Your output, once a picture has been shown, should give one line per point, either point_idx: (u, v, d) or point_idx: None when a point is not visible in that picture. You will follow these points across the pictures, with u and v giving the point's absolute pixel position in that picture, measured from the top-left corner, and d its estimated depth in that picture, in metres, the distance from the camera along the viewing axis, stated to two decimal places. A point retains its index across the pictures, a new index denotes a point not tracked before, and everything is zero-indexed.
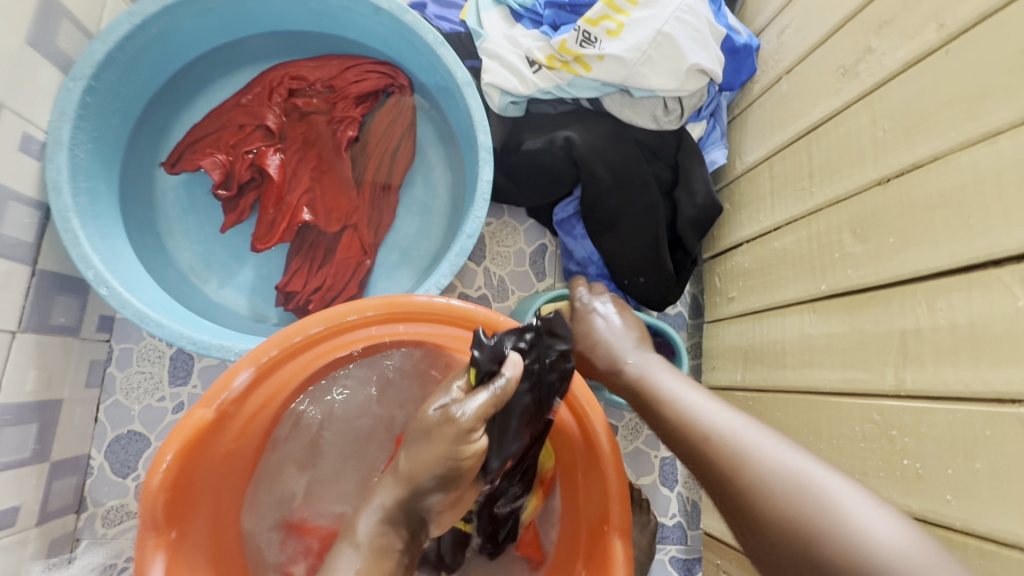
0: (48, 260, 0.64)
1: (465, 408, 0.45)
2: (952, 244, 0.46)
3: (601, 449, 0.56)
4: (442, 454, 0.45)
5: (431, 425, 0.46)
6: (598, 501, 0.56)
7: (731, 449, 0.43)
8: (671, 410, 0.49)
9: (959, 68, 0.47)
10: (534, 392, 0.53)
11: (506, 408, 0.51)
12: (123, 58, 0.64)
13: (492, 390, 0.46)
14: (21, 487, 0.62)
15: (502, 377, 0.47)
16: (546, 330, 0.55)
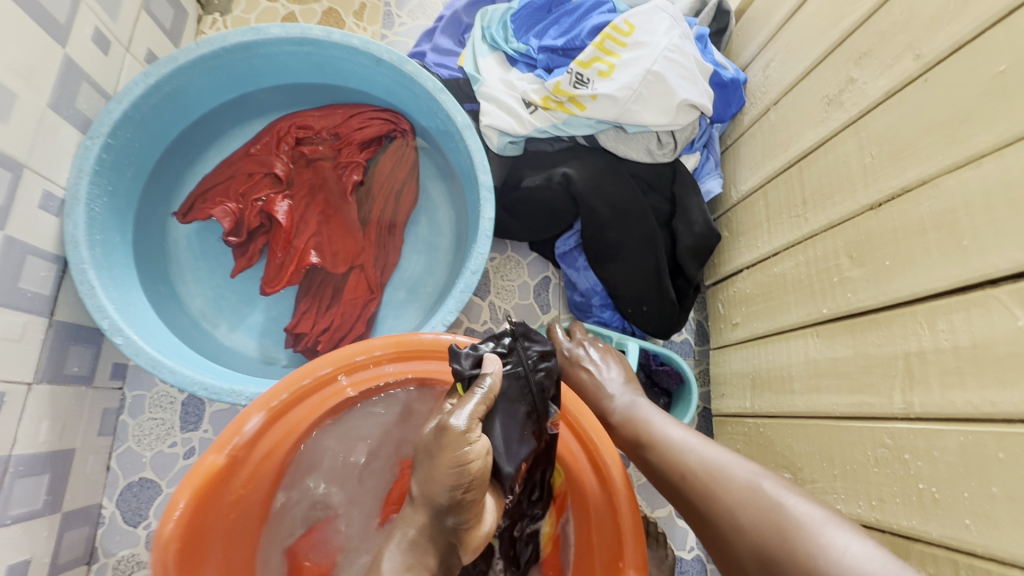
0: (64, 311, 0.65)
1: (460, 410, 0.46)
2: (949, 266, 0.47)
3: (613, 483, 0.56)
4: (446, 479, 0.42)
5: (430, 443, 0.45)
6: (611, 538, 0.55)
7: (705, 481, 0.49)
8: (655, 449, 0.55)
9: (938, 96, 0.49)
10: (526, 398, 0.54)
11: (497, 411, 0.52)
12: (138, 117, 0.68)
13: (479, 390, 0.49)
14: (32, 539, 0.62)
15: (485, 376, 0.50)
16: (522, 334, 0.58)
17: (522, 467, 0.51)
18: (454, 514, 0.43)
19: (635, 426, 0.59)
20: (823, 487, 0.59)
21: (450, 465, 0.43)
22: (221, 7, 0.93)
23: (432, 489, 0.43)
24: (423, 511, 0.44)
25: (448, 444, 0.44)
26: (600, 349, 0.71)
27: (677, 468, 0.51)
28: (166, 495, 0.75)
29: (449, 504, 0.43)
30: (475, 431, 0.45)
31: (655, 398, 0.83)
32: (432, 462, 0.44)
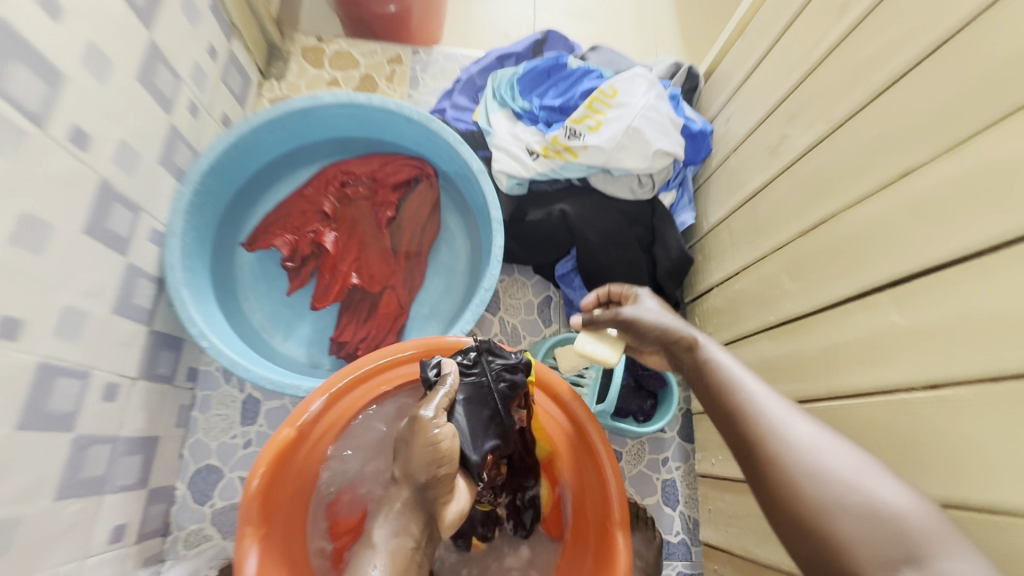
0: (159, 322, 0.81)
1: (428, 404, 0.63)
2: (851, 278, 0.61)
3: (601, 457, 0.70)
4: (422, 459, 0.59)
5: (408, 433, 0.62)
6: (601, 503, 0.69)
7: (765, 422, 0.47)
8: (716, 378, 0.53)
9: (840, 150, 0.65)
10: (488, 403, 0.67)
11: (460, 410, 0.66)
12: (218, 167, 0.85)
13: (442, 388, 0.65)
14: (128, 508, 0.76)
15: (447, 378, 0.66)
16: (488, 349, 0.71)
17: (486, 456, 0.66)
18: (431, 491, 0.59)
19: (697, 357, 0.57)
20: None
21: (423, 448, 0.59)
22: (278, 73, 1.12)
23: (411, 468, 0.60)
24: (407, 488, 0.60)
25: (418, 431, 0.61)
26: (656, 298, 0.67)
27: (732, 401, 0.50)
28: (227, 479, 0.88)
29: (427, 482, 0.59)
30: (442, 418, 0.61)
31: (643, 399, 0.96)
32: (411, 448, 0.60)
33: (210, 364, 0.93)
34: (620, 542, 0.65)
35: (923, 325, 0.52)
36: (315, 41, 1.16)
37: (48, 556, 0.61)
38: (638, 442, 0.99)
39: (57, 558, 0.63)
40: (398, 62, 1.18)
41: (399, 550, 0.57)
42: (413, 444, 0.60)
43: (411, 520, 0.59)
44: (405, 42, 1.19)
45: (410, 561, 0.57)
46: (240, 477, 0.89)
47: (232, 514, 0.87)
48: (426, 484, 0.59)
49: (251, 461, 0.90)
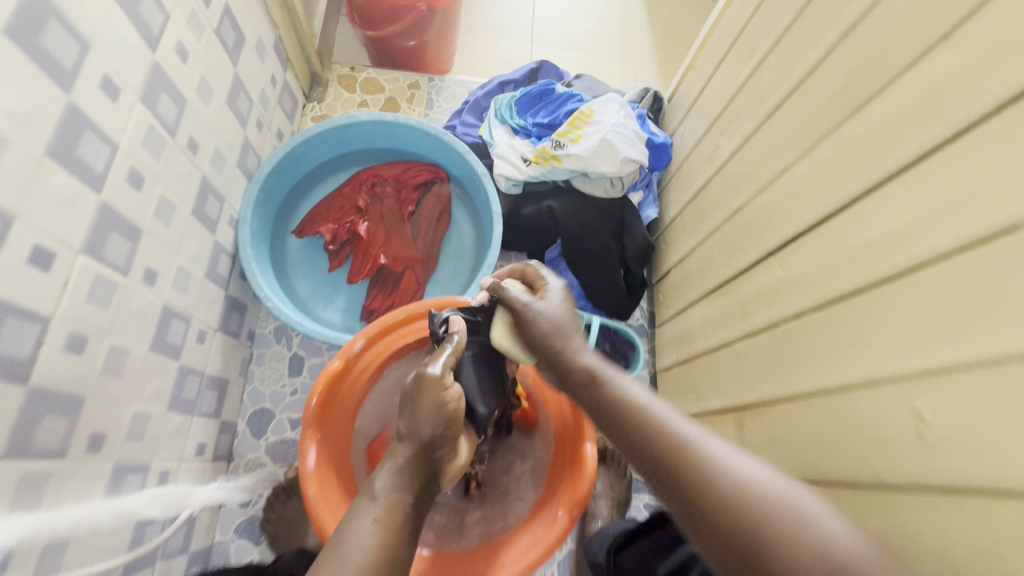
0: (231, 288, 1.03)
1: (434, 364, 0.70)
2: (754, 247, 0.83)
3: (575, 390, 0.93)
4: (428, 416, 0.63)
5: (412, 392, 0.66)
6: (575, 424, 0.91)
7: (694, 455, 0.47)
8: (630, 418, 0.54)
9: (749, 155, 0.87)
10: (490, 361, 0.83)
11: (467, 368, 0.80)
12: (278, 169, 1.08)
13: (450, 344, 0.75)
14: (208, 430, 0.97)
15: (455, 335, 0.77)
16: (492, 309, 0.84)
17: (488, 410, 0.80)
18: (434, 446, 0.63)
19: (606, 394, 0.58)
20: (710, 393, 0.93)
21: (432, 402, 0.65)
22: (318, 96, 1.37)
23: (418, 424, 0.63)
24: (408, 445, 0.62)
25: (428, 387, 0.66)
26: (559, 290, 0.72)
27: (660, 445, 0.50)
28: (279, 419, 1.10)
29: (431, 436, 0.63)
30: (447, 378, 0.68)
31: (616, 361, 1.16)
32: (416, 407, 0.64)
33: (265, 328, 1.15)
34: (590, 450, 0.86)
35: (793, 273, 0.73)
36: (348, 70, 1.41)
37: (162, 451, 0.82)
38: (612, 398, 1.17)
39: (166, 454, 0.83)
40: (416, 87, 1.42)
41: (398, 506, 0.56)
42: (423, 397, 0.65)
43: (414, 475, 0.60)
44: (422, 70, 1.44)
45: (408, 518, 0.56)
46: (288, 417, 1.10)
47: (282, 446, 1.08)
48: (431, 439, 0.63)
49: (298, 405, 1.11)
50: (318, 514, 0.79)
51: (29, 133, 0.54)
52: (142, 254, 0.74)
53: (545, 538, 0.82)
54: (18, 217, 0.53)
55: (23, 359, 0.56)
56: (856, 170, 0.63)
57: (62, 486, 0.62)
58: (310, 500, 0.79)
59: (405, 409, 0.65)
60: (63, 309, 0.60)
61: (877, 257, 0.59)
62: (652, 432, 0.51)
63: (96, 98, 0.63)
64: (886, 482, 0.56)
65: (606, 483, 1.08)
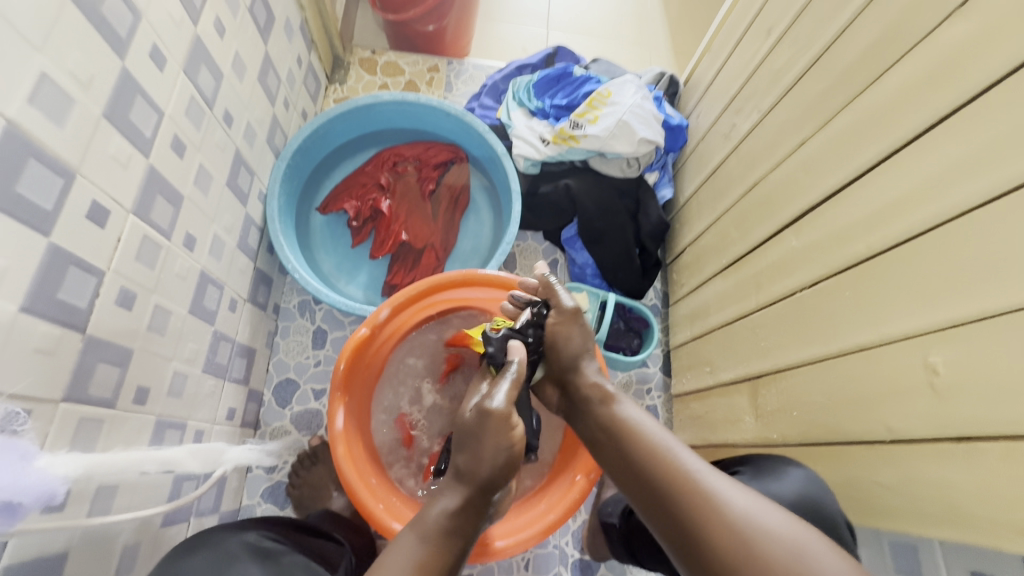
0: (259, 261, 1.06)
1: (497, 396, 0.65)
2: (769, 220, 0.85)
3: None
4: (491, 457, 0.62)
5: (477, 429, 0.63)
6: None
7: (704, 484, 0.52)
8: (637, 443, 0.60)
9: (765, 131, 0.89)
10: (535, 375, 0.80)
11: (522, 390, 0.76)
12: (304, 147, 1.11)
13: (508, 375, 0.69)
14: (237, 397, 1.00)
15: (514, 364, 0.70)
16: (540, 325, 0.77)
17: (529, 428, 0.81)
18: (492, 487, 0.62)
19: (621, 420, 0.65)
20: (724, 366, 0.95)
21: (496, 442, 0.62)
22: (340, 79, 1.40)
23: (478, 464, 0.62)
24: (465, 485, 0.61)
25: (492, 426, 0.63)
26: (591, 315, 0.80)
27: (671, 472, 0.55)
28: (303, 389, 1.13)
29: (490, 476, 0.61)
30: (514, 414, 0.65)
31: (631, 338, 1.19)
32: (478, 446, 0.62)
33: (289, 302, 1.18)
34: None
35: (807, 242, 0.75)
36: (369, 53, 1.43)
37: (197, 411, 0.86)
38: (625, 375, 1.18)
39: (201, 415, 0.87)
40: (435, 71, 1.45)
41: (441, 552, 0.57)
42: (485, 439, 0.62)
43: (468, 517, 0.60)
44: (441, 54, 1.46)
45: (453, 561, 0.57)
46: (312, 388, 1.13)
47: (306, 415, 1.12)
48: (490, 479, 0.61)
49: (321, 376, 1.15)
50: (357, 493, 0.82)
51: (89, 95, 0.58)
52: (182, 220, 0.77)
53: (563, 501, 0.86)
54: (79, 173, 0.57)
55: (82, 308, 0.59)
56: (871, 139, 0.66)
57: (113, 432, 0.66)
58: (357, 497, 0.82)
59: (467, 444, 0.63)
60: (115, 265, 0.64)
61: (890, 221, 0.61)
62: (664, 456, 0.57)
63: (145, 66, 0.66)
64: (897, 435, 0.58)
65: None
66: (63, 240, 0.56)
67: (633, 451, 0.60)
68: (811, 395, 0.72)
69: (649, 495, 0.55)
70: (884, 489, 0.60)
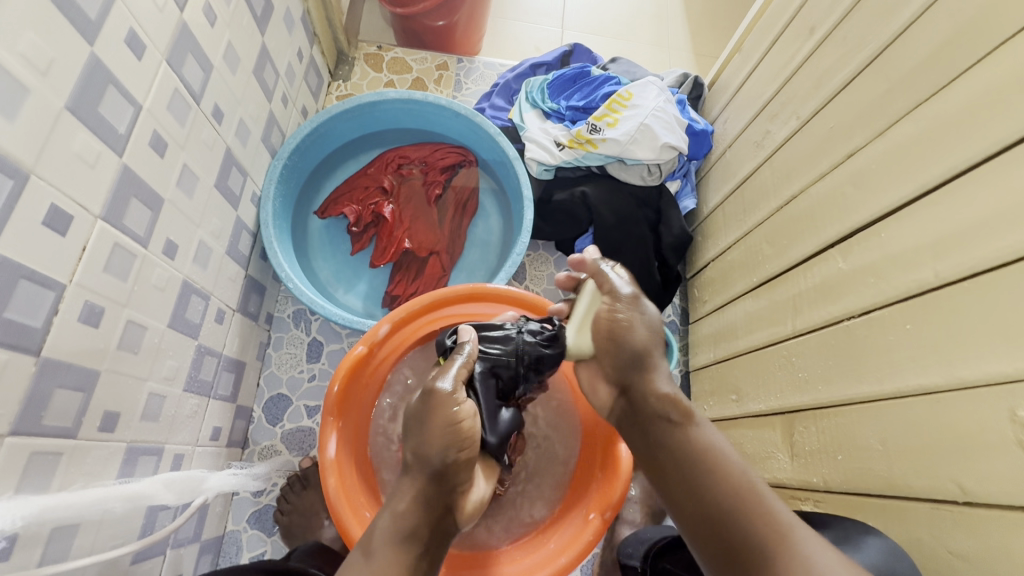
0: (252, 269, 0.99)
1: (443, 376, 0.63)
2: (810, 238, 0.77)
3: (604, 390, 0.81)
4: (438, 443, 0.57)
5: (422, 412, 0.59)
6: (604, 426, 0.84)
7: (790, 548, 0.48)
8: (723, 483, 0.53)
9: (805, 140, 0.81)
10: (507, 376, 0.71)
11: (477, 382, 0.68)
12: (302, 147, 1.03)
13: (459, 356, 0.67)
14: (224, 414, 0.93)
15: (466, 344, 0.69)
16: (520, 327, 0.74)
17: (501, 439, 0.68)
18: (450, 474, 0.57)
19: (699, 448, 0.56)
20: (754, 395, 0.87)
21: (442, 423, 0.58)
22: (344, 75, 1.33)
23: (426, 448, 0.57)
24: (415, 480, 0.56)
25: (434, 404, 0.59)
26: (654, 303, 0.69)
27: (752, 519, 0.50)
28: (295, 406, 1.06)
29: (444, 463, 0.57)
30: (459, 395, 0.61)
31: None
32: (424, 429, 0.58)
33: (283, 312, 1.11)
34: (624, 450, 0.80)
35: (859, 266, 0.67)
36: (375, 49, 1.36)
37: (177, 434, 0.78)
38: None
39: (181, 438, 0.80)
40: (445, 69, 1.38)
41: (395, 563, 0.52)
42: (430, 420, 0.58)
43: (425, 517, 0.55)
44: (450, 52, 1.39)
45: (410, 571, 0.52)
46: (305, 405, 1.06)
47: (298, 434, 1.04)
48: (443, 468, 0.57)
49: (315, 392, 1.07)
50: (348, 527, 0.75)
51: (49, 84, 0.51)
52: (162, 225, 0.70)
53: (575, 543, 0.77)
54: (34, 174, 0.50)
55: (36, 328, 0.52)
56: (942, 151, 0.58)
57: (74, 466, 0.59)
58: (348, 532, 0.75)
59: (412, 428, 0.59)
60: (79, 277, 0.56)
61: (967, 247, 0.54)
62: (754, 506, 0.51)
63: (121, 54, 0.59)
64: (974, 496, 0.51)
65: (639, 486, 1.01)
66: (11, 249, 0.48)
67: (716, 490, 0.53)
68: (864, 439, 0.64)
69: (720, 534, 0.51)
70: (957, 559, 0.52)
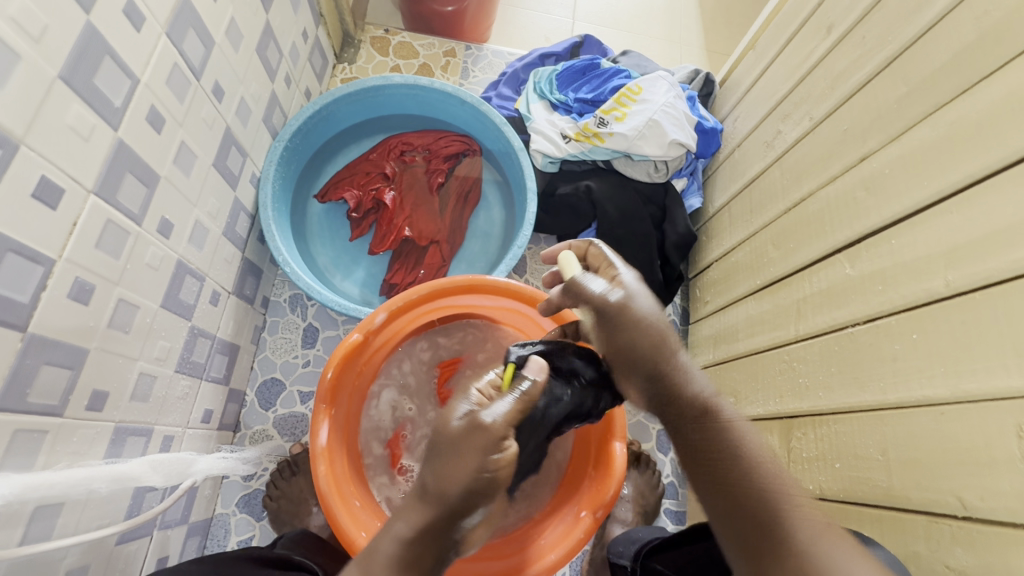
0: (249, 251, 0.98)
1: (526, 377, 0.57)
2: (818, 242, 0.75)
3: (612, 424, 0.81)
4: (462, 480, 0.50)
5: (454, 439, 0.51)
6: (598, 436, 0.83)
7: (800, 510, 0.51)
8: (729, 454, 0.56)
9: (818, 142, 0.79)
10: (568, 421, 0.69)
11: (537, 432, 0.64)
12: (304, 129, 1.02)
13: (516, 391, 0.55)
14: (215, 397, 0.92)
15: (526, 380, 0.56)
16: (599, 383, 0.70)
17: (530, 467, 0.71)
18: (465, 513, 0.51)
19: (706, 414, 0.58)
20: (751, 398, 0.86)
21: (474, 462, 0.50)
22: (349, 58, 1.31)
23: (445, 485, 0.50)
24: (428, 507, 0.51)
25: (472, 443, 0.51)
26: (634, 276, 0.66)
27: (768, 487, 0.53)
28: (289, 391, 1.05)
29: (462, 500, 0.50)
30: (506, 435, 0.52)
31: None
32: (453, 458, 0.51)
33: (280, 296, 1.10)
34: (619, 448, 0.79)
35: (867, 272, 0.66)
36: (382, 32, 1.34)
37: (168, 415, 0.78)
38: None
39: (171, 419, 0.79)
40: (452, 55, 1.35)
41: None
42: (462, 454, 0.51)
43: (428, 545, 0.51)
44: (459, 38, 1.36)
45: None
46: (299, 390, 1.05)
47: (291, 419, 1.03)
48: (462, 505, 0.50)
49: (309, 378, 1.06)
50: (337, 517, 0.73)
51: (41, 51, 0.49)
52: (157, 203, 0.68)
53: (566, 540, 0.76)
54: (24, 145, 0.48)
55: (24, 303, 0.51)
56: (960, 158, 0.56)
57: (59, 444, 0.58)
58: (337, 522, 0.73)
59: (431, 453, 0.52)
60: (69, 253, 0.55)
61: (981, 257, 0.52)
62: (783, 518, 0.51)
63: (119, 24, 0.57)
64: (975, 511, 0.50)
65: (636, 488, 1.00)
66: None
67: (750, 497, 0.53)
68: (865, 448, 0.63)
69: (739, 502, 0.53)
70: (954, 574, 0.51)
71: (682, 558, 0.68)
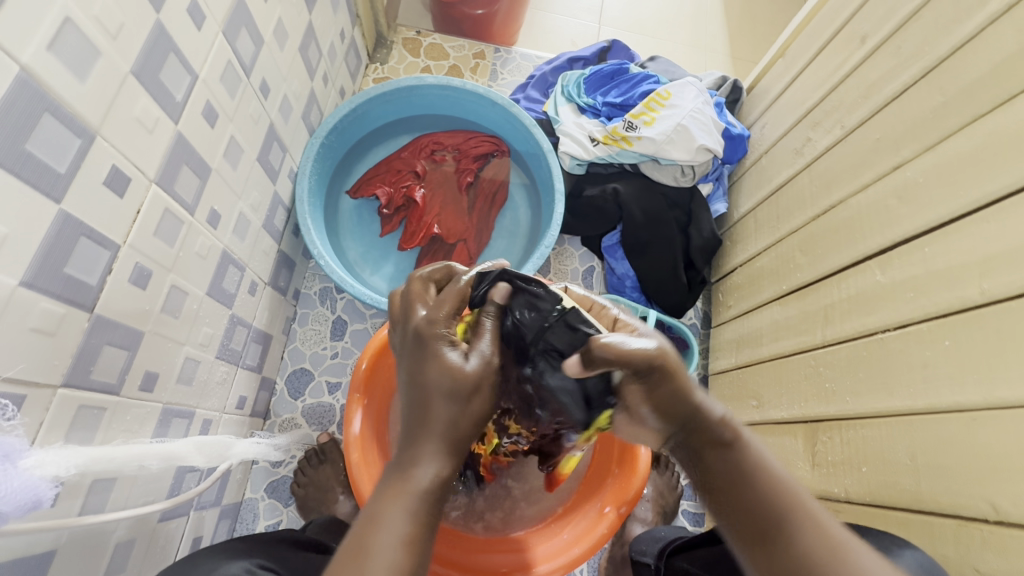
0: (284, 243, 1.01)
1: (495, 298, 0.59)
2: (848, 249, 0.76)
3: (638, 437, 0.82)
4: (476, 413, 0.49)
5: (474, 379, 0.49)
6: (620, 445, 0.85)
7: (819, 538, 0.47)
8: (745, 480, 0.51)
9: (849, 151, 0.80)
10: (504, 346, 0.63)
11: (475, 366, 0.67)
12: (339, 126, 1.04)
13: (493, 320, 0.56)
14: (249, 384, 0.94)
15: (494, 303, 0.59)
16: (524, 296, 0.60)
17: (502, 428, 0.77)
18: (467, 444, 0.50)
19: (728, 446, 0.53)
20: (774, 402, 0.87)
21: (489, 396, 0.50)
22: (382, 58, 1.34)
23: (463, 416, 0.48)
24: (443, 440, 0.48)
25: (490, 380, 0.50)
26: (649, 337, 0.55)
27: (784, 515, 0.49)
28: (317, 381, 1.07)
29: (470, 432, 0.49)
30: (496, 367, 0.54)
31: None
32: (475, 393, 0.49)
33: (310, 288, 1.13)
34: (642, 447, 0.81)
35: (898, 279, 0.67)
36: (414, 33, 1.37)
37: (208, 399, 0.81)
38: None
39: (210, 404, 0.81)
40: (481, 57, 1.38)
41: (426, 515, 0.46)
42: (484, 390, 0.49)
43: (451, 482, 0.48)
44: (488, 41, 1.39)
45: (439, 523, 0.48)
46: (327, 380, 1.08)
47: (319, 409, 1.06)
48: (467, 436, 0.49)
49: (337, 369, 1.09)
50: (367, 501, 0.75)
51: (116, 47, 0.51)
52: (207, 194, 0.71)
53: (588, 535, 0.77)
54: (98, 135, 0.51)
55: (91, 285, 0.53)
56: (995, 169, 0.57)
57: (114, 421, 0.60)
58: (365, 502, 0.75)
59: (447, 385, 0.48)
60: (131, 241, 0.58)
61: (1014, 266, 0.53)
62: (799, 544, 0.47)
63: (181, 22, 0.60)
64: (1006, 515, 0.51)
65: (655, 489, 1.02)
66: (76, 208, 0.50)
67: (776, 537, 0.48)
68: (894, 454, 0.64)
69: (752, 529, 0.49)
70: None
71: (706, 554, 0.69)
